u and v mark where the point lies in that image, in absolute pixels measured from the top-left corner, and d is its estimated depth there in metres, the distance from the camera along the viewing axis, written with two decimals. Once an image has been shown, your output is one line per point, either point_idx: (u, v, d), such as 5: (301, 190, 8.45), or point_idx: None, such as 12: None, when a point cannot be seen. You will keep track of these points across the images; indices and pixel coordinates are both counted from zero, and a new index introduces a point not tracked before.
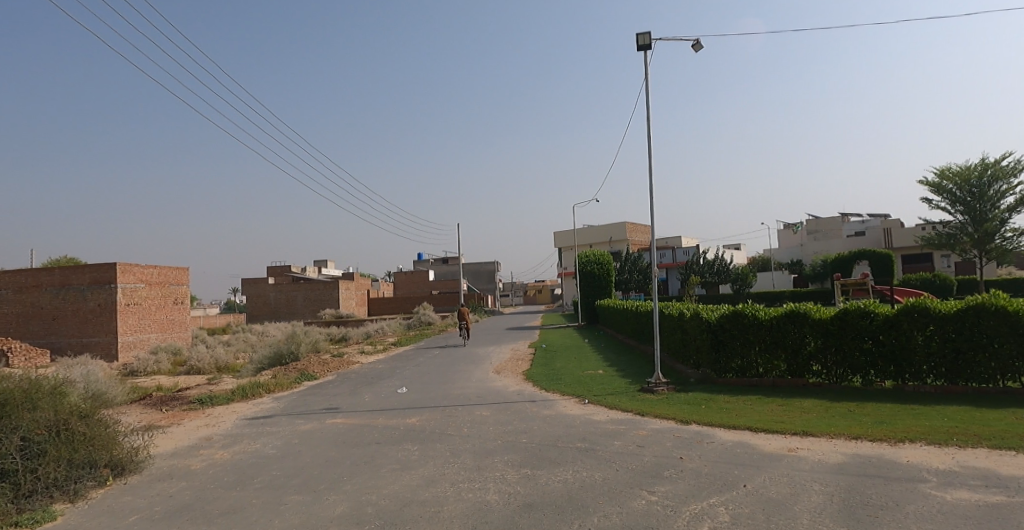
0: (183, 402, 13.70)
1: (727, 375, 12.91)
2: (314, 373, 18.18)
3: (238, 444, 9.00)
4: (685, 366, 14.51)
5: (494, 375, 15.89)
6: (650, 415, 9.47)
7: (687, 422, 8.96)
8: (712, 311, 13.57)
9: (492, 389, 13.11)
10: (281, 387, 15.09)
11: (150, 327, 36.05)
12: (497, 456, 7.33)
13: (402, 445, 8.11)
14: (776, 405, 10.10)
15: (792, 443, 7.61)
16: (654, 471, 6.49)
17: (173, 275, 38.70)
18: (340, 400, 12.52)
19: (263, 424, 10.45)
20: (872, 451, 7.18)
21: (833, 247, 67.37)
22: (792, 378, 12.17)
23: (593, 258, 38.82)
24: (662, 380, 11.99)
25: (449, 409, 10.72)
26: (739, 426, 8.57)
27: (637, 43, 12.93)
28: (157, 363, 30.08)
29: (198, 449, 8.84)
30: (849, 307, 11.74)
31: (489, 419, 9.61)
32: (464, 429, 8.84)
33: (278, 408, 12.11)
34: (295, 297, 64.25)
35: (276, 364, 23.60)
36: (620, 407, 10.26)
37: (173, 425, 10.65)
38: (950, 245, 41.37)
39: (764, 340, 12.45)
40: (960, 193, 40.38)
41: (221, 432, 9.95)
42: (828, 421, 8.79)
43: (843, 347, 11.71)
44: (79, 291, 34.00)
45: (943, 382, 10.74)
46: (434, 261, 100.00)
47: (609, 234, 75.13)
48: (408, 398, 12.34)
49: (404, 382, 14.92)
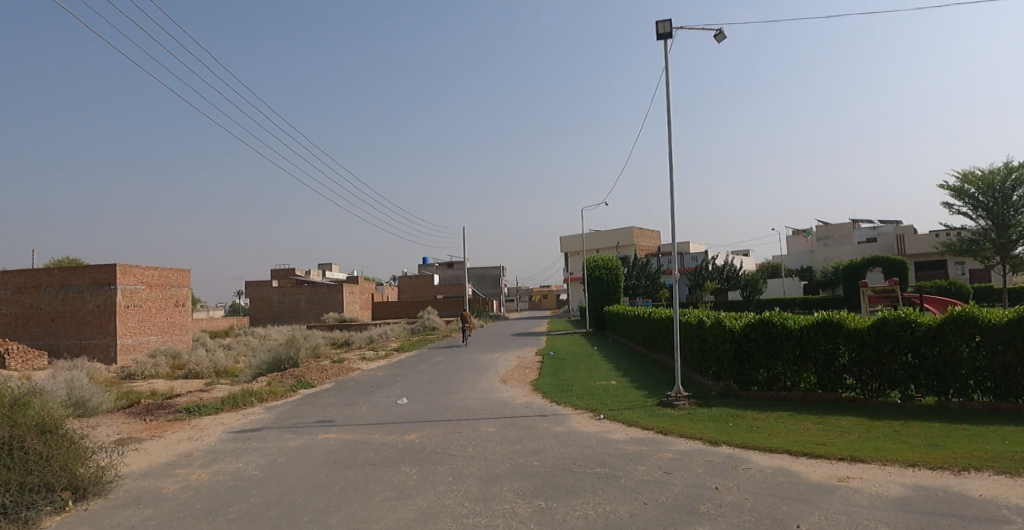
0: (169, 412, 12.80)
1: (751, 388, 11.95)
2: (312, 380, 17.33)
3: (219, 462, 8.12)
4: (705, 377, 13.59)
5: (501, 384, 15.02)
6: (674, 435, 8.57)
7: (717, 443, 8.05)
8: (735, 318, 12.68)
9: (499, 401, 12.23)
10: (274, 396, 14.23)
11: (150, 329, 35.37)
12: (505, 484, 6.45)
13: (399, 468, 7.25)
14: (811, 423, 9.19)
15: (841, 472, 6.69)
16: (688, 506, 5.60)
17: (173, 276, 38.00)
18: (335, 412, 11.63)
19: (250, 438, 9.58)
20: (937, 483, 6.25)
21: (844, 254, 66.32)
22: (822, 392, 11.23)
23: (601, 263, 37.62)
24: (683, 393, 11.06)
25: (452, 424, 9.85)
26: (776, 449, 7.65)
27: (657, 31, 12.09)
28: (155, 367, 29.29)
29: (174, 468, 7.98)
30: (887, 315, 10.77)
31: (495, 437, 8.73)
32: (469, 449, 7.97)
33: (268, 420, 11.22)
34: (298, 300, 63.53)
35: (274, 369, 22.77)
36: (639, 424, 9.37)
37: (152, 439, 9.78)
38: (970, 251, 40.18)
39: (792, 352, 11.52)
40: (983, 198, 39.28)
41: (203, 448, 9.08)
42: (875, 444, 7.87)
43: (880, 360, 10.74)
44: (79, 292, 33.29)
45: (992, 399, 9.82)
46: (439, 265, 99.37)
47: (616, 239, 74.22)
48: (409, 411, 11.45)
49: (405, 392, 14.02)
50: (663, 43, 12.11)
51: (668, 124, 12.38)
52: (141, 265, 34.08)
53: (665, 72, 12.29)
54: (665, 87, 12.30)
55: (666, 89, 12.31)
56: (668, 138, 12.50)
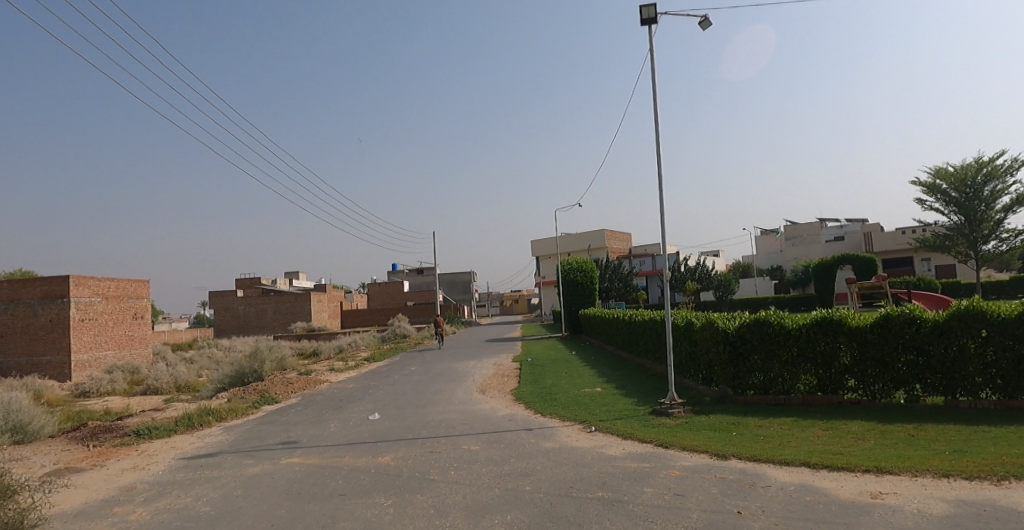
0: (117, 436, 11.56)
1: (747, 392, 11.33)
2: (276, 394, 16.19)
3: (166, 496, 7.03)
4: (695, 382, 12.94)
5: (479, 395, 14.12)
6: (675, 448, 7.83)
7: (725, 456, 7.32)
8: (728, 318, 12.05)
9: (478, 414, 11.36)
10: (234, 415, 13.10)
11: (106, 344, 33.47)
12: (496, 516, 5.59)
13: (372, 499, 6.32)
14: (819, 430, 8.56)
15: (870, 486, 6.07)
16: None
17: (132, 288, 36.17)
18: (301, 431, 10.59)
19: (204, 466, 8.48)
20: (980, 496, 5.60)
21: (813, 252, 67.17)
22: (823, 394, 10.65)
23: (576, 266, 36.89)
24: (678, 400, 10.36)
25: (431, 443, 8.94)
26: (792, 462, 6.94)
27: (642, 16, 11.44)
28: (111, 383, 27.57)
29: (112, 507, 6.79)
30: (889, 312, 10.19)
31: (479, 456, 7.88)
32: (451, 473, 7.10)
33: (225, 443, 10.10)
34: (265, 310, 61.47)
35: (237, 383, 21.48)
36: (635, 436, 8.60)
37: (90, 470, 8.58)
38: (944, 246, 40.97)
39: (790, 353, 10.91)
40: (955, 193, 39.78)
41: (148, 478, 7.95)
42: (896, 452, 7.23)
43: (883, 359, 10.18)
44: (29, 306, 31.27)
45: (1002, 397, 9.28)
46: (410, 271, 98.05)
47: (588, 241, 73.89)
48: (382, 428, 10.49)
49: (378, 407, 13.02)
50: (649, 26, 11.55)
51: (654, 117, 11.95)
52: (96, 276, 32.27)
53: (651, 60, 11.81)
54: (651, 76, 11.83)
55: (652, 77, 11.81)
56: (655, 128, 11.91)
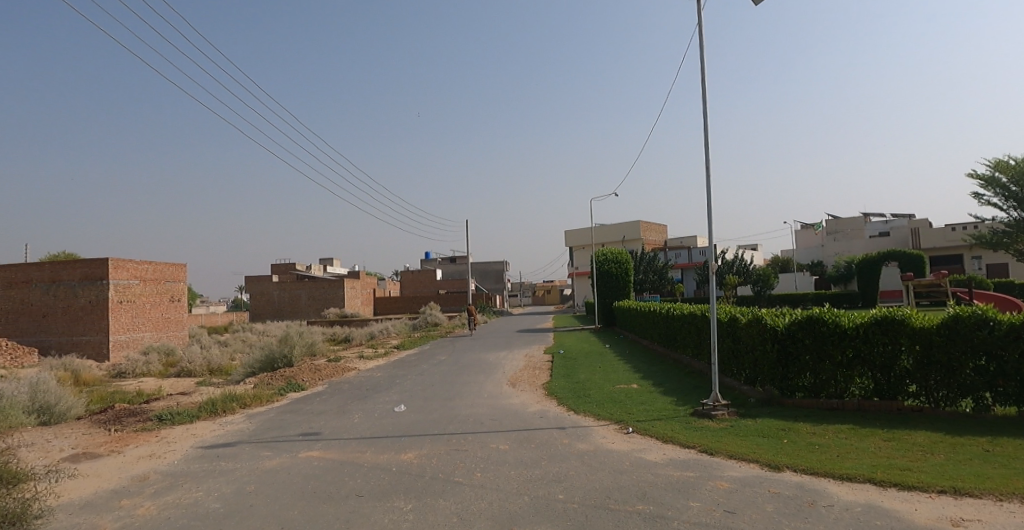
0: (140, 420, 11.40)
1: (795, 394, 10.59)
2: (303, 381, 15.95)
3: (178, 490, 6.67)
4: (740, 381, 12.20)
5: (509, 388, 13.59)
6: (722, 456, 7.16)
7: (778, 467, 6.63)
8: (777, 314, 11.26)
9: (508, 409, 10.83)
10: (258, 401, 12.86)
11: (143, 325, 34.01)
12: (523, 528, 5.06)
13: (390, 503, 5.83)
14: (880, 440, 7.77)
15: (949, 510, 5.34)
16: None
17: (168, 271, 36.67)
18: (324, 422, 10.24)
19: (220, 457, 8.16)
20: None
21: (856, 248, 64.95)
22: (880, 400, 9.84)
23: (610, 256, 36.12)
24: (721, 402, 9.68)
25: (458, 439, 8.46)
26: (855, 477, 6.22)
27: None
28: (147, 364, 27.96)
29: (120, 499, 6.47)
30: (959, 312, 9.21)
31: (508, 457, 7.36)
32: (478, 475, 6.59)
33: (245, 432, 9.77)
34: (299, 296, 62.14)
35: (267, 368, 21.40)
36: (676, 440, 7.96)
37: (106, 457, 8.34)
38: (1001, 244, 38.95)
39: (845, 353, 10.10)
40: (1015, 188, 37.54)
41: (164, 468, 7.65)
42: (974, 470, 6.43)
43: (950, 363, 9.24)
44: (70, 287, 31.92)
45: None
46: (442, 259, 98.16)
47: (622, 233, 72.69)
48: (407, 421, 10.05)
49: (403, 398, 12.62)
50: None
51: (701, 99, 11.14)
52: (134, 259, 32.73)
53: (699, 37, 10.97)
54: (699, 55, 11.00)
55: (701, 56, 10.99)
56: (701, 107, 11.19)
